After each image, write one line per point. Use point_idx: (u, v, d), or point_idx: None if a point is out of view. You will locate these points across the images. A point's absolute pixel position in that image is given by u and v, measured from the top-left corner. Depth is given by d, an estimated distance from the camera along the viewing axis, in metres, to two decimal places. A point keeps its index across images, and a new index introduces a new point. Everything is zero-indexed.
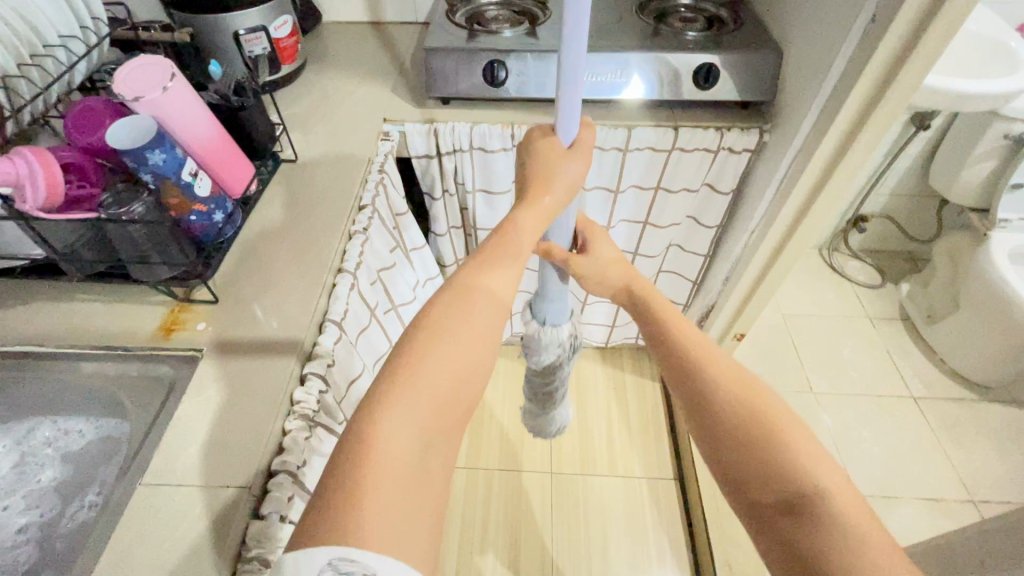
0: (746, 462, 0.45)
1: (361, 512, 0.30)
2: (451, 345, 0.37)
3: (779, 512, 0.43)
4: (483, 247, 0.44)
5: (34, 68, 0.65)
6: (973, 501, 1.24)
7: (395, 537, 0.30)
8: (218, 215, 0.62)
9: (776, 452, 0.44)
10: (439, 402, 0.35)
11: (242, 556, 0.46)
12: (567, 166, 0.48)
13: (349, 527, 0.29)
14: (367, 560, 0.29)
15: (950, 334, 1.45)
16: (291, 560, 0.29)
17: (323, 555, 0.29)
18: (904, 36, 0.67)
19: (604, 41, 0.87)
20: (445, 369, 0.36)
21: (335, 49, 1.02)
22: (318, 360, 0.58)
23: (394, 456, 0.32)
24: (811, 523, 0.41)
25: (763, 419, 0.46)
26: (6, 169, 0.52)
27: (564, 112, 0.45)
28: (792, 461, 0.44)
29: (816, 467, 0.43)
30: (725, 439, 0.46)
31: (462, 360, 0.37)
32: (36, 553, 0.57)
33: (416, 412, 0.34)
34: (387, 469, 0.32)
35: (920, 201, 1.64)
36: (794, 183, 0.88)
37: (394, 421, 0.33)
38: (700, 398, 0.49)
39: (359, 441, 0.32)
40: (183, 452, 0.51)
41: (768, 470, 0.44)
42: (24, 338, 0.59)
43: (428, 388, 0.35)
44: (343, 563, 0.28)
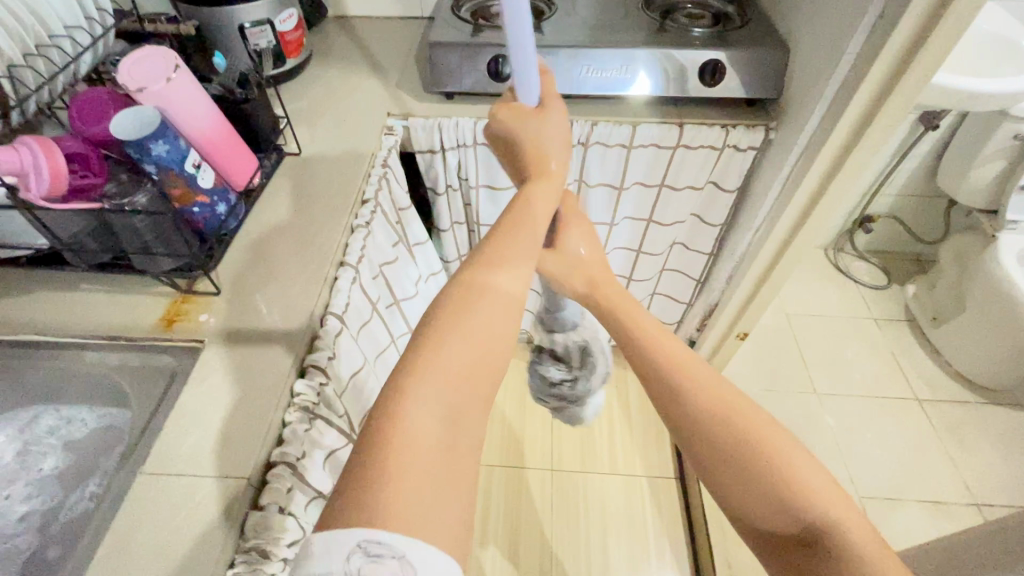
0: (746, 496, 0.43)
1: (386, 496, 0.30)
2: (470, 331, 0.36)
3: (789, 541, 0.42)
4: (493, 233, 0.43)
5: (39, 59, 0.64)
6: (977, 505, 1.23)
7: (424, 519, 0.30)
8: (220, 207, 0.63)
9: (781, 486, 0.42)
10: (459, 389, 0.35)
11: (242, 544, 0.47)
12: (547, 131, 0.48)
13: (373, 510, 0.29)
14: (396, 544, 0.28)
15: (955, 336, 1.44)
16: (319, 540, 0.29)
17: (349, 538, 0.29)
18: (911, 34, 0.67)
19: (609, 37, 0.86)
20: (463, 356, 0.35)
21: (339, 43, 1.02)
22: (320, 352, 0.58)
23: (416, 441, 0.32)
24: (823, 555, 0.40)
25: (760, 445, 0.43)
26: (9, 159, 0.52)
27: (521, 75, 0.47)
28: (797, 490, 0.42)
29: (822, 492, 0.42)
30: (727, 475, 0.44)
31: (482, 343, 0.36)
32: (36, 539, 0.58)
33: (437, 397, 0.33)
34: (413, 454, 0.31)
35: (927, 202, 1.63)
36: (799, 182, 0.87)
37: (416, 404, 0.33)
38: (690, 426, 0.46)
39: (378, 426, 0.32)
40: (184, 441, 0.51)
41: (779, 502, 0.42)
42: (28, 327, 0.60)
43: (450, 372, 0.35)
44: (371, 545, 0.28)
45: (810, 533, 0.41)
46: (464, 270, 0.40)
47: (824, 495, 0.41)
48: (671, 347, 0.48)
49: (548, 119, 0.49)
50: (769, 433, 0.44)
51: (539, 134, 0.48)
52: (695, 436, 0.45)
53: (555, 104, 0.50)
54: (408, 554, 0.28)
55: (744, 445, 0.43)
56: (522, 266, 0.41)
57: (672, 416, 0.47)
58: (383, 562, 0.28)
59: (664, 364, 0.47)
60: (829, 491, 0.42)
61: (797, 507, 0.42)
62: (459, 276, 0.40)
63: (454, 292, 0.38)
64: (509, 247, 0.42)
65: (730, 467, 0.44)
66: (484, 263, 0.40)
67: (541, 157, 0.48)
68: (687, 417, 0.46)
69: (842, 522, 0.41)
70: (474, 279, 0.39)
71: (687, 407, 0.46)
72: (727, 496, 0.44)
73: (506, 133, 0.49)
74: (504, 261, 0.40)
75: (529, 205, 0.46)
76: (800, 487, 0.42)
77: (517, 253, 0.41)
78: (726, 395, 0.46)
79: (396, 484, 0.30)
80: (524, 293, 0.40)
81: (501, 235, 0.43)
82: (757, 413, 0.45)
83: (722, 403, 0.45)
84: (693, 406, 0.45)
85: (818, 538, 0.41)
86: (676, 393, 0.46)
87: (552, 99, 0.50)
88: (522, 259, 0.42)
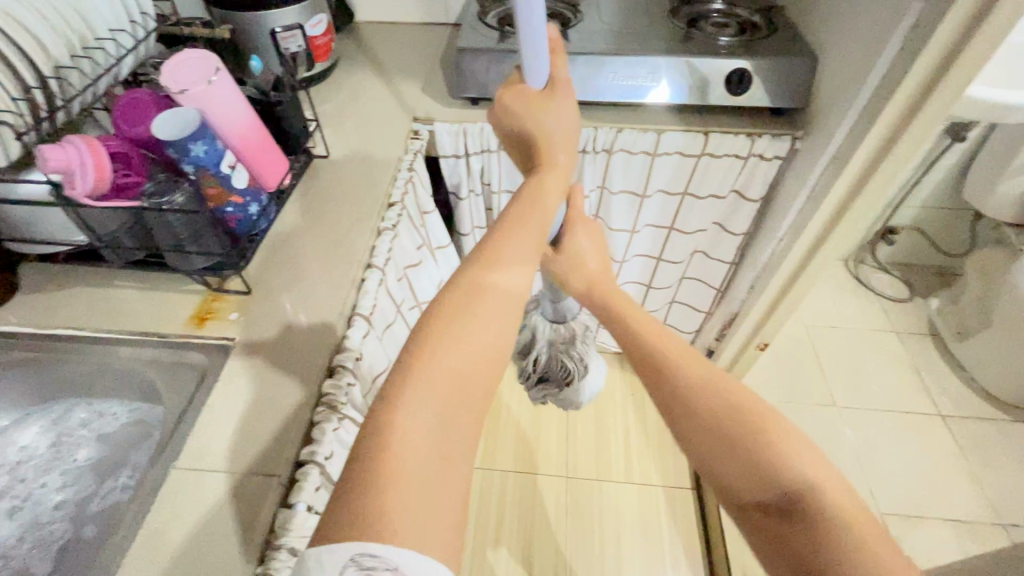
0: (729, 468, 0.44)
1: (382, 505, 0.30)
2: (466, 334, 0.37)
3: (767, 510, 0.43)
4: (505, 216, 0.44)
5: (85, 60, 0.65)
6: (1003, 525, 1.20)
7: (417, 531, 0.30)
8: (253, 207, 0.64)
9: (768, 461, 0.43)
10: (464, 384, 0.36)
11: (271, 543, 0.46)
12: (554, 112, 0.48)
13: (367, 521, 0.30)
14: (390, 555, 0.29)
15: (981, 352, 1.41)
16: (313, 558, 0.30)
17: (343, 553, 0.29)
18: (947, 45, 0.66)
19: (635, 45, 0.86)
20: (473, 353, 0.36)
21: (366, 49, 1.03)
22: (348, 354, 0.59)
23: (408, 448, 0.32)
24: (805, 524, 0.40)
25: (746, 417, 0.45)
26: (56, 156, 0.53)
27: (530, 59, 0.46)
28: (789, 465, 0.43)
29: (813, 466, 0.42)
30: (716, 450, 0.45)
31: (479, 349, 0.37)
32: (71, 528, 0.59)
33: (431, 400, 0.34)
34: (407, 462, 0.32)
35: (952, 214, 1.60)
36: (826, 192, 0.87)
37: (409, 411, 0.33)
38: (674, 403, 0.47)
39: (378, 433, 0.33)
40: (215, 438, 0.52)
41: (763, 473, 0.43)
42: (64, 321, 0.61)
43: (454, 367, 0.36)
44: (366, 558, 0.29)
45: (792, 503, 0.41)
46: (465, 270, 0.40)
47: (811, 467, 0.42)
48: (654, 327, 0.51)
49: (557, 102, 0.48)
50: (758, 407, 0.46)
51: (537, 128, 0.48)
52: (681, 410, 0.47)
53: (563, 86, 0.49)
54: (402, 566, 0.29)
55: (726, 417, 0.45)
56: (521, 253, 0.41)
57: (656, 396, 0.49)
58: (379, 574, 0.28)
59: (648, 345, 0.49)
60: (811, 460, 0.43)
61: (779, 477, 0.42)
62: (465, 274, 0.40)
63: (452, 293, 0.39)
64: (506, 241, 0.41)
65: (712, 441, 0.45)
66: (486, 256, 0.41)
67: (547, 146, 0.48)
68: (671, 394, 0.48)
69: (824, 490, 0.41)
70: (480, 276, 0.39)
71: (672, 386, 0.48)
72: (716, 471, 0.45)
73: (513, 119, 0.49)
74: (508, 257, 0.41)
75: (539, 192, 0.46)
76: (780, 455, 0.43)
77: (513, 250, 0.41)
78: (709, 370, 0.48)
79: (392, 492, 0.31)
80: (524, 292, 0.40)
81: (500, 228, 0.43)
82: (740, 389, 0.47)
83: (705, 379, 0.47)
84: (681, 381, 0.47)
85: (799, 508, 0.41)
86: (661, 374, 0.48)
87: (561, 81, 0.49)
88: (527, 252, 0.42)
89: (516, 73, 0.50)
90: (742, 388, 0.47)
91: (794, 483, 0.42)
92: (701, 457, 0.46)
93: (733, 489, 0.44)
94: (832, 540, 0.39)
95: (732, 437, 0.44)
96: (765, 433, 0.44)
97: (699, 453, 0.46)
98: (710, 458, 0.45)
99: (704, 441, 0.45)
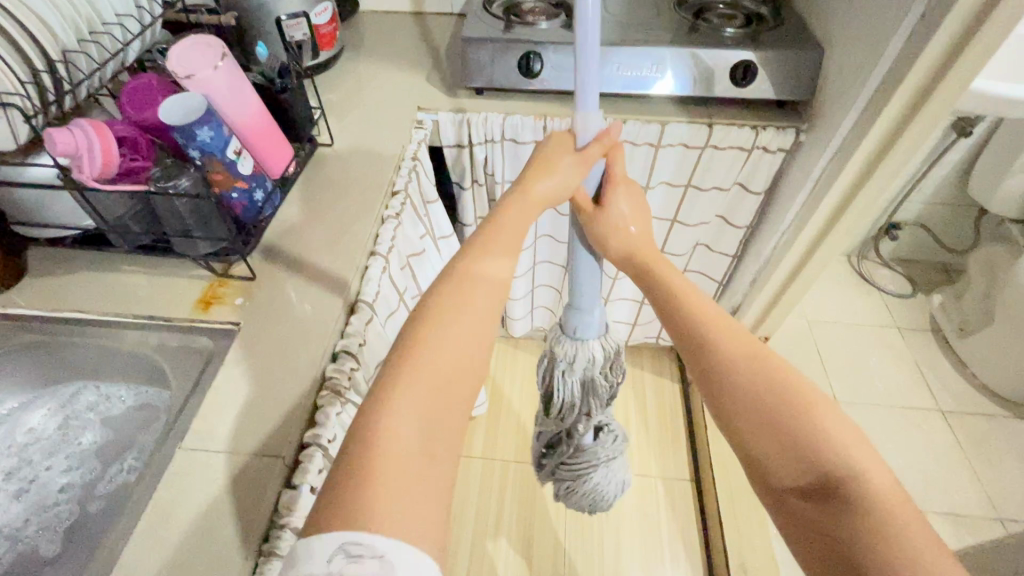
0: (767, 445, 0.45)
1: (370, 493, 0.32)
2: (447, 336, 0.39)
3: (805, 492, 0.43)
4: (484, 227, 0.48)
5: (92, 45, 0.66)
6: (1001, 519, 1.21)
7: (405, 518, 0.32)
8: (258, 193, 0.65)
9: (808, 438, 0.43)
10: (449, 383, 0.38)
11: (276, 522, 0.48)
12: (566, 162, 0.53)
13: (354, 510, 0.31)
14: (375, 542, 0.30)
15: (981, 348, 1.41)
16: (303, 547, 0.31)
17: (332, 541, 0.31)
18: (954, 37, 0.66)
19: (641, 36, 0.86)
20: (458, 348, 0.39)
21: (370, 38, 1.03)
22: (350, 339, 0.60)
23: (398, 439, 0.34)
24: (842, 506, 0.40)
25: (785, 393, 0.45)
26: (66, 139, 0.53)
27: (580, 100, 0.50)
28: (829, 446, 0.43)
29: (854, 450, 0.42)
30: (752, 424, 0.46)
31: (458, 349, 0.39)
32: (77, 509, 0.60)
33: (420, 398, 0.36)
34: (395, 455, 0.33)
35: (956, 210, 1.60)
36: (830, 185, 0.87)
37: (397, 405, 0.35)
38: (712, 373, 0.48)
39: (364, 431, 0.35)
40: (220, 421, 0.53)
41: (801, 451, 0.43)
42: (69, 304, 0.61)
43: (437, 370, 0.38)
44: (353, 546, 0.30)
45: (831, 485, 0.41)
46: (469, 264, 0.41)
47: (852, 450, 0.42)
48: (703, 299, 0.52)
49: (572, 158, 0.53)
50: (798, 384, 0.46)
51: (552, 171, 0.52)
52: (718, 381, 0.48)
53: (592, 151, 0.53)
54: (388, 554, 0.30)
55: (768, 395, 0.46)
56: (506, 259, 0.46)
57: (700, 369, 0.50)
58: (363, 561, 0.30)
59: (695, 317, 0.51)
60: (854, 445, 0.43)
61: (820, 454, 0.42)
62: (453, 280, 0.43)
63: (448, 293, 0.42)
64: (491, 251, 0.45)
65: (752, 415, 0.46)
66: (474, 257, 0.45)
67: (544, 169, 0.52)
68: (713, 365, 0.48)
69: (866, 476, 0.41)
70: (465, 279, 0.43)
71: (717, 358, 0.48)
72: (752, 447, 0.46)
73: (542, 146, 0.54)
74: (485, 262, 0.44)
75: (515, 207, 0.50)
76: (822, 436, 0.43)
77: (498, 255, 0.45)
78: (756, 345, 0.48)
79: (378, 485, 0.32)
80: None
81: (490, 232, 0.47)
82: (783, 368, 0.47)
83: (748, 355, 0.48)
84: (719, 351, 0.48)
85: (839, 491, 0.41)
86: (704, 345, 0.49)
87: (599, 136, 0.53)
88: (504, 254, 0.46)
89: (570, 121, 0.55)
90: (789, 368, 0.47)
91: (833, 464, 0.42)
92: (737, 431, 0.47)
93: (768, 466, 0.44)
94: (869, 521, 0.39)
95: (770, 411, 0.45)
96: (805, 411, 0.44)
97: (737, 428, 0.47)
98: (745, 433, 0.46)
99: (741, 414, 0.46)
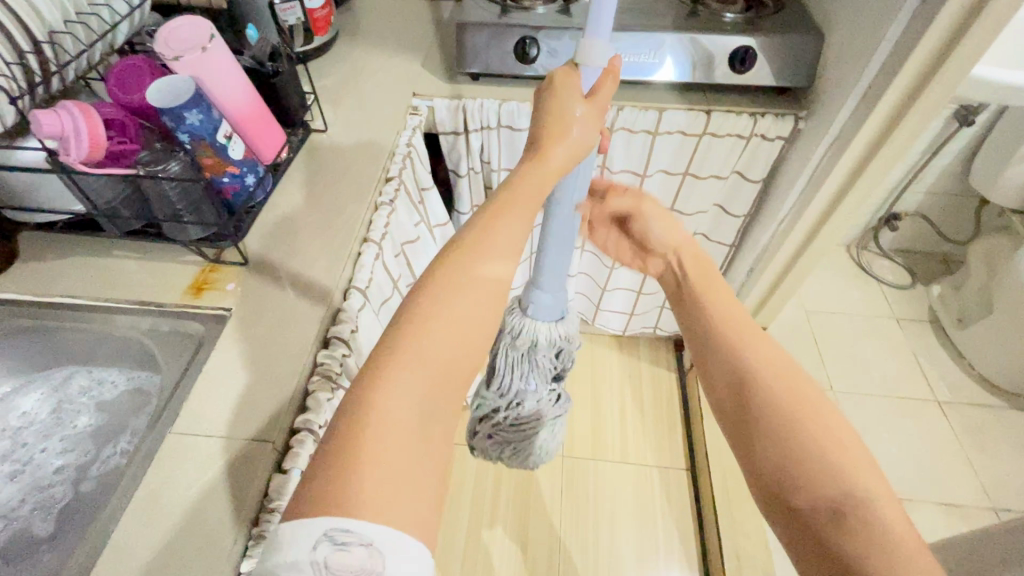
0: (785, 455, 0.45)
1: (355, 479, 0.31)
2: (455, 314, 0.38)
3: (818, 513, 0.42)
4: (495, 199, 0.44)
5: (79, 25, 0.65)
6: (994, 508, 1.21)
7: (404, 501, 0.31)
8: (249, 178, 0.64)
9: (826, 458, 0.44)
10: (443, 369, 0.36)
11: (266, 506, 0.48)
12: (576, 109, 0.48)
13: (341, 496, 0.31)
14: (362, 531, 0.30)
15: (980, 339, 1.41)
16: (288, 528, 0.31)
17: (316, 528, 0.30)
18: (955, 21, 0.65)
19: (640, 21, 0.85)
20: (454, 332, 0.37)
21: (365, 22, 1.02)
22: (343, 325, 0.59)
23: (389, 425, 0.33)
24: (855, 530, 0.40)
25: (809, 412, 0.46)
26: (52, 122, 0.53)
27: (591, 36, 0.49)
28: (846, 470, 0.43)
29: (870, 478, 0.43)
30: (771, 437, 0.46)
31: (462, 328, 0.38)
32: (70, 491, 0.60)
33: (415, 381, 0.35)
34: (388, 438, 0.33)
35: (958, 201, 1.59)
36: (828, 173, 0.86)
37: (392, 389, 0.34)
38: (738, 382, 0.50)
39: (360, 413, 0.33)
40: (211, 406, 0.52)
41: (818, 470, 0.43)
42: (60, 288, 0.61)
43: (428, 356, 0.36)
44: (340, 533, 0.30)
45: (845, 503, 0.41)
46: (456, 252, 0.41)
47: (868, 479, 0.42)
48: (733, 313, 0.54)
49: (583, 105, 0.48)
50: (821, 406, 0.47)
51: (567, 130, 0.47)
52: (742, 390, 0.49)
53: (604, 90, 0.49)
54: (376, 542, 0.30)
55: (791, 411, 0.46)
56: (511, 242, 0.42)
57: (725, 374, 0.51)
58: (351, 548, 0.30)
59: (725, 327, 0.53)
60: (867, 468, 0.43)
61: (836, 477, 0.43)
62: (454, 258, 0.40)
63: (443, 271, 0.39)
64: (505, 223, 0.42)
65: (773, 426, 0.46)
66: (483, 242, 0.41)
67: (559, 132, 0.47)
68: (739, 372, 0.50)
69: (877, 500, 0.41)
70: (472, 255, 0.40)
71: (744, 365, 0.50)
72: (766, 459, 0.46)
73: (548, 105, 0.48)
74: (495, 249, 0.41)
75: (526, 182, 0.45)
76: (839, 454, 0.44)
77: (502, 239, 0.41)
78: (783, 362, 0.49)
79: (371, 469, 0.32)
80: (507, 276, 0.41)
81: (499, 207, 0.43)
82: (808, 389, 0.48)
83: (774, 366, 0.49)
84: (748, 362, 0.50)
85: (852, 510, 0.41)
86: (733, 355, 0.51)
87: (606, 78, 0.50)
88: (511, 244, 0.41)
89: (571, 68, 0.51)
90: (813, 389, 0.48)
91: (849, 487, 0.42)
92: (754, 441, 0.47)
93: (782, 481, 0.45)
94: (880, 548, 0.39)
95: (791, 427, 0.46)
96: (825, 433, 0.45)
97: (755, 439, 0.47)
98: (762, 444, 0.46)
99: (761, 425, 0.47)
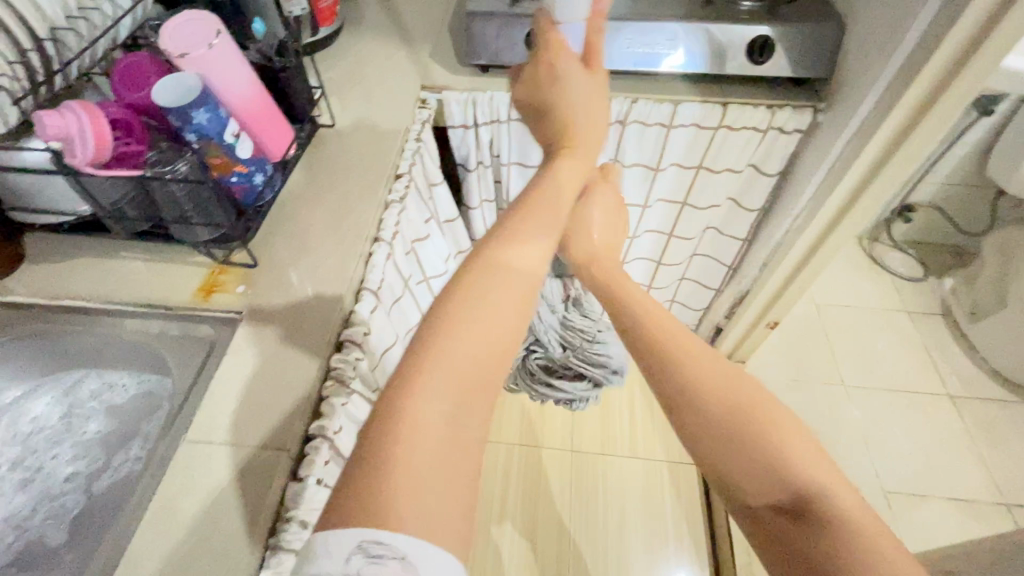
0: (736, 459, 0.43)
1: (391, 494, 0.30)
2: (484, 312, 0.37)
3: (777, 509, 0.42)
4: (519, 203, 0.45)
5: (81, 21, 0.63)
6: (1006, 505, 1.20)
7: (434, 518, 0.30)
8: (258, 176, 0.62)
9: (772, 453, 0.43)
10: (472, 375, 0.35)
11: (282, 515, 0.47)
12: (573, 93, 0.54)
13: (377, 505, 0.30)
14: (399, 544, 0.29)
15: (993, 334, 1.39)
16: (321, 540, 0.30)
17: (350, 538, 0.29)
18: (985, 12, 0.62)
19: (654, 9, 0.82)
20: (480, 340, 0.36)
21: (370, 12, 0.99)
22: (356, 327, 0.58)
23: (421, 438, 0.32)
24: (814, 522, 0.39)
25: (752, 410, 0.44)
26: (57, 124, 0.51)
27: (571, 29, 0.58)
28: (794, 463, 0.42)
29: (817, 467, 0.42)
30: (716, 441, 0.44)
31: (488, 331, 0.36)
32: (83, 498, 0.60)
33: (445, 389, 0.34)
34: (418, 449, 0.32)
35: (973, 192, 1.56)
36: (846, 168, 0.84)
37: (422, 400, 0.33)
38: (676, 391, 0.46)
39: (392, 427, 0.32)
40: (224, 413, 0.52)
41: (768, 469, 0.42)
42: (70, 292, 0.60)
43: (459, 363, 0.35)
44: (373, 546, 0.29)
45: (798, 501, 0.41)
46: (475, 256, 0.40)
47: (815, 468, 0.42)
48: (668, 318, 0.50)
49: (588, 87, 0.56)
50: (764, 401, 0.45)
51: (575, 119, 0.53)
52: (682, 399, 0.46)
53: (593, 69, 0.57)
54: (410, 555, 0.29)
55: (735, 413, 0.44)
56: (532, 233, 0.42)
57: (668, 390, 0.47)
58: (386, 563, 0.28)
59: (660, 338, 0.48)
60: (815, 460, 0.43)
61: (786, 470, 0.42)
62: (488, 250, 0.40)
63: (463, 277, 0.39)
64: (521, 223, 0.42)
65: (718, 428, 0.44)
66: (500, 243, 0.41)
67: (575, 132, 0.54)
68: (681, 386, 0.46)
69: (828, 487, 0.41)
70: (494, 255, 0.40)
71: (686, 378, 0.46)
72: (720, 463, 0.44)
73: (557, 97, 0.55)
74: (522, 241, 0.41)
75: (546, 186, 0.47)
76: (790, 453, 0.42)
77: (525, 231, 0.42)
78: (722, 362, 0.47)
79: (407, 483, 0.31)
80: (530, 280, 0.40)
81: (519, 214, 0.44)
82: (747, 384, 0.46)
83: (718, 374, 0.46)
84: (683, 368, 0.46)
85: (806, 506, 0.40)
86: (675, 364, 0.47)
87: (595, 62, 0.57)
88: (533, 239, 0.42)
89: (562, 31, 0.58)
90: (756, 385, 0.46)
91: (801, 480, 0.41)
92: (704, 446, 0.45)
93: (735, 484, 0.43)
94: (837, 532, 0.38)
95: (734, 429, 0.44)
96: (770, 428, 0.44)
97: (702, 441, 0.45)
98: (711, 447, 0.44)
99: (709, 428, 0.44)
